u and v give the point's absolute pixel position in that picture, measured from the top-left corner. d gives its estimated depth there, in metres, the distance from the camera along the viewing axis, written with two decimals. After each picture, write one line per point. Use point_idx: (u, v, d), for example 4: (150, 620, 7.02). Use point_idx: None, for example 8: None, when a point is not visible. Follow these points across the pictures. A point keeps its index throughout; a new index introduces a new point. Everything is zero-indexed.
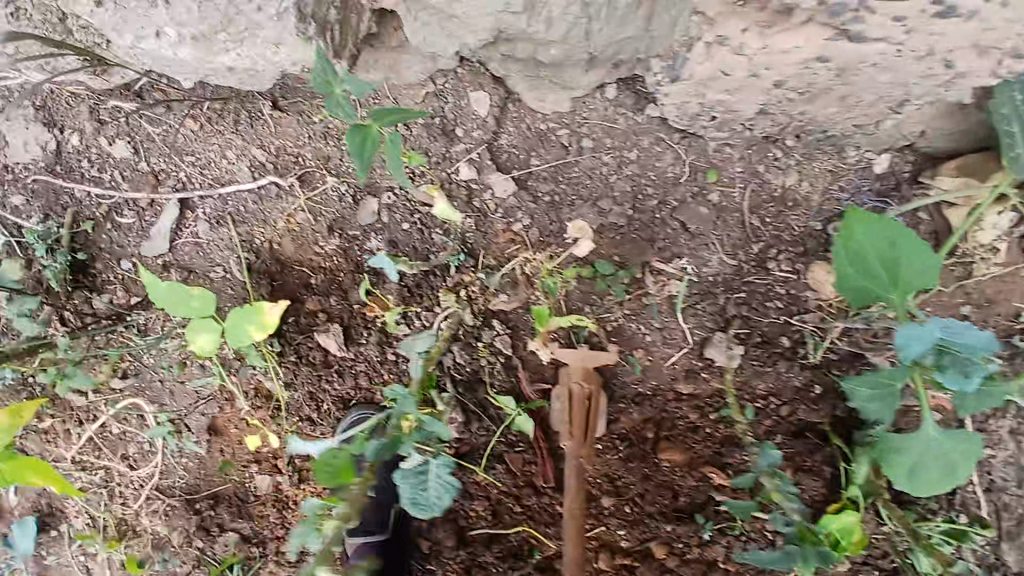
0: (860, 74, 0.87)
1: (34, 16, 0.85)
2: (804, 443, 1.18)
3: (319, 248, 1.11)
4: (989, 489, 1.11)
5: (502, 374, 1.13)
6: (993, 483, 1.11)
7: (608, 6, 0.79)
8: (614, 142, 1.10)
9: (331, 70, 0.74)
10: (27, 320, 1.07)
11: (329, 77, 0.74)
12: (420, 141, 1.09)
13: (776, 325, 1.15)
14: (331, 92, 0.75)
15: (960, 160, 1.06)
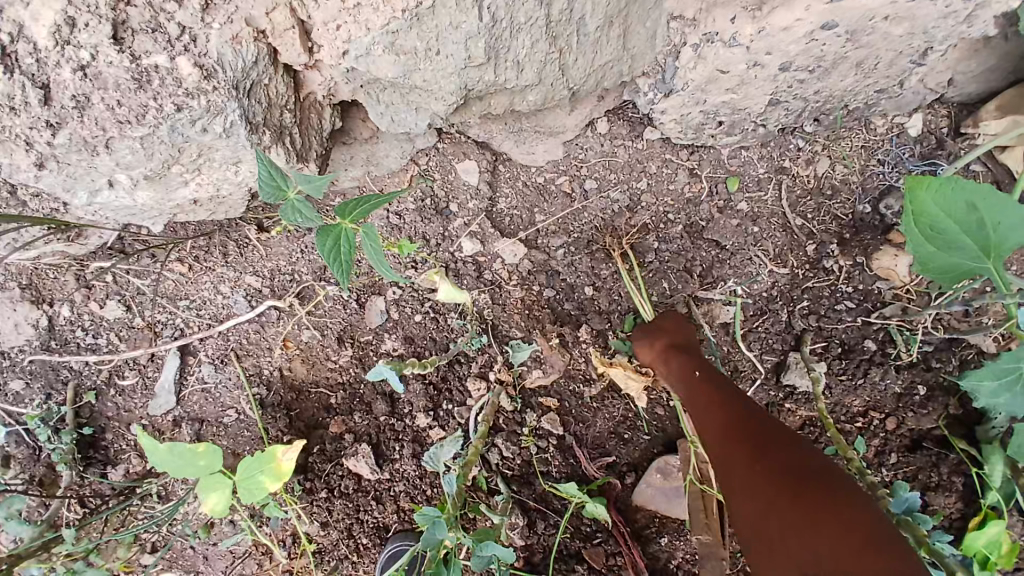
0: (874, 33, 0.76)
1: None
2: (923, 458, 0.98)
3: (333, 363, 1.02)
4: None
5: (559, 459, 0.99)
6: None
7: (579, 34, 0.72)
8: (620, 175, 1.01)
9: (280, 174, 0.67)
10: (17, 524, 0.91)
11: (280, 182, 0.67)
12: (413, 226, 1.00)
13: (856, 330, 0.97)
14: (286, 196, 0.68)
15: (1002, 100, 0.92)
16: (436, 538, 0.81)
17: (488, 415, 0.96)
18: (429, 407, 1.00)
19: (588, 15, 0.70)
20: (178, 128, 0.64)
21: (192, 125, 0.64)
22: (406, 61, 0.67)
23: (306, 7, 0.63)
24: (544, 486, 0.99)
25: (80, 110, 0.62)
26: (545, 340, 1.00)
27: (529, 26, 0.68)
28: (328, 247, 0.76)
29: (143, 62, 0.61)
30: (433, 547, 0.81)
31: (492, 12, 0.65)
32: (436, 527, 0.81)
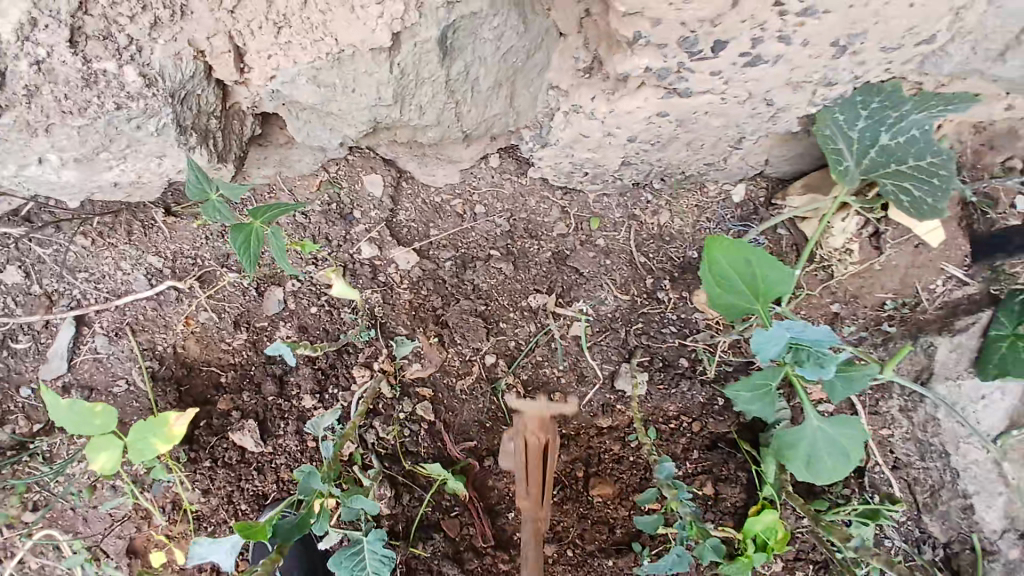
0: (698, 124, 0.98)
1: None
2: (717, 455, 1.21)
3: (227, 345, 1.10)
4: (896, 467, 1.22)
5: (428, 440, 1.15)
6: (898, 459, 1.22)
7: (473, 91, 0.89)
8: (505, 205, 1.20)
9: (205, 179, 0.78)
10: None
11: (205, 185, 0.79)
12: (316, 229, 1.13)
13: (672, 348, 1.21)
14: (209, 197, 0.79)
15: (806, 180, 1.21)
16: (311, 487, 0.94)
17: (367, 397, 1.09)
18: (315, 390, 1.11)
19: (480, 77, 0.88)
20: (112, 124, 0.75)
21: (126, 123, 0.75)
22: (325, 90, 0.80)
23: (243, 36, 0.75)
24: (409, 466, 1.13)
25: (29, 98, 0.72)
26: (426, 337, 1.15)
27: (431, 80, 0.83)
28: (239, 243, 0.90)
29: (93, 66, 0.71)
30: (308, 495, 0.93)
31: (401, 67, 0.79)
32: (311, 477, 0.94)
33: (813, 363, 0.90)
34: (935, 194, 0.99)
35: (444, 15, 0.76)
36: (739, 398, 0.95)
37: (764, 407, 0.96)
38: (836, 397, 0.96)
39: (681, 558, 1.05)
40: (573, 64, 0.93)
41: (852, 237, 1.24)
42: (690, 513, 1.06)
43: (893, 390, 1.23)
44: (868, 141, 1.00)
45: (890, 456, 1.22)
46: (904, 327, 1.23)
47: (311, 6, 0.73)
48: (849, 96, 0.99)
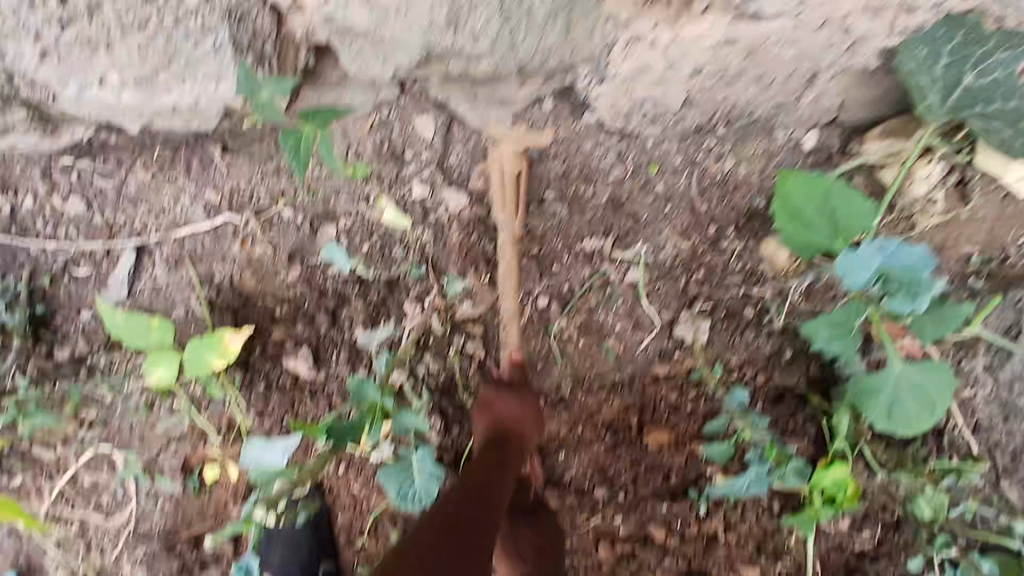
0: (767, 55, 0.93)
1: None
2: (781, 409, 1.17)
3: (282, 279, 1.13)
4: (977, 429, 1.14)
5: (479, 378, 1.15)
6: (979, 422, 1.14)
7: (527, 18, 0.84)
8: (558, 147, 1.14)
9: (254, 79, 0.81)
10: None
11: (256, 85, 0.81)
12: (371, 163, 1.12)
13: (738, 298, 1.17)
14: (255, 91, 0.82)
15: (889, 122, 1.12)
16: (365, 406, 1.02)
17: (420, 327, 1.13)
18: (368, 321, 1.13)
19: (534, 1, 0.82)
20: (173, 42, 0.77)
21: (185, 39, 0.77)
22: (379, 14, 0.79)
23: None
24: (461, 400, 1.15)
25: (91, 14, 0.74)
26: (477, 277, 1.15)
27: (484, 3, 0.80)
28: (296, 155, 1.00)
29: None
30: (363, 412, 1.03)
31: None
32: (365, 398, 1.01)
33: (906, 294, 0.98)
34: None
35: None
36: (819, 334, 1.02)
37: (843, 343, 1.02)
38: (920, 335, 1.02)
39: (758, 479, 1.14)
40: None
41: (938, 184, 1.11)
42: (768, 437, 1.15)
43: (978, 347, 1.13)
44: (950, 80, 0.93)
45: (970, 416, 1.14)
46: (993, 281, 1.14)
47: None
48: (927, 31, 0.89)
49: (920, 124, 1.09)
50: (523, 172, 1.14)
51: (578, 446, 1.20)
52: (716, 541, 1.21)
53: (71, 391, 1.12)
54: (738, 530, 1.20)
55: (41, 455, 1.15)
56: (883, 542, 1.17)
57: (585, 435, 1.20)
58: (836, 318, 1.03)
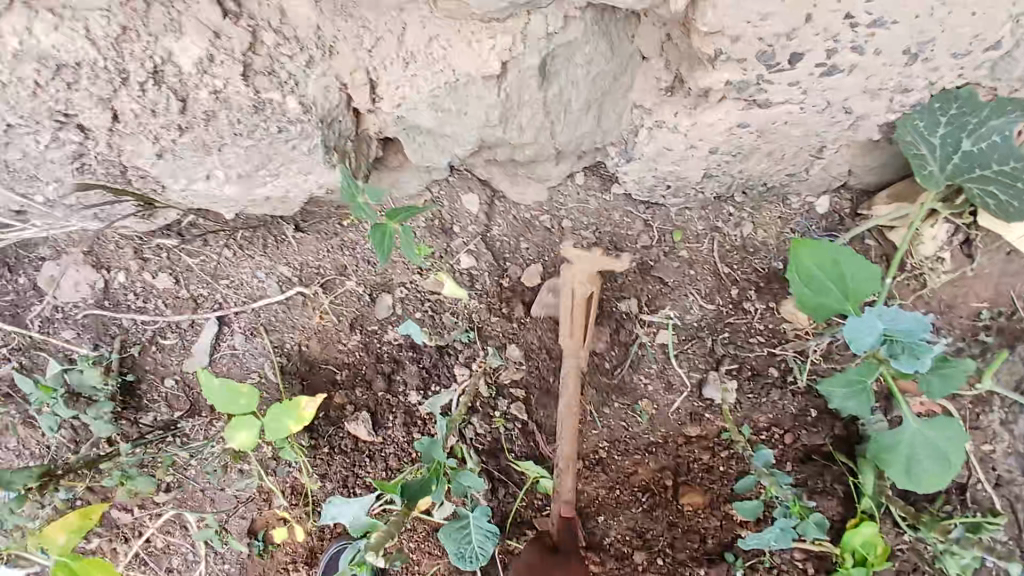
0: (777, 133, 1.04)
1: (97, 168, 0.97)
2: (812, 467, 1.19)
3: (342, 345, 1.23)
4: (1000, 484, 1.19)
5: (521, 439, 1.23)
6: (1000, 477, 1.19)
7: (566, 111, 0.99)
8: (591, 219, 1.28)
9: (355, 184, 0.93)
10: (99, 422, 1.17)
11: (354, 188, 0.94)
12: (428, 241, 1.25)
13: (763, 358, 1.23)
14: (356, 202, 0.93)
15: (893, 189, 1.22)
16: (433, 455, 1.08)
17: (470, 391, 1.20)
18: (419, 387, 1.22)
19: (572, 98, 0.98)
20: (273, 144, 0.93)
21: (285, 143, 0.92)
22: (442, 115, 0.93)
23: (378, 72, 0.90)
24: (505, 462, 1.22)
25: (207, 121, 0.90)
26: (517, 342, 1.24)
27: (530, 102, 0.95)
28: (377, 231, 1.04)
29: (262, 95, 0.88)
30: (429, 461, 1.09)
31: (506, 91, 0.91)
32: (434, 447, 1.08)
33: (912, 355, 0.96)
34: (1019, 198, 1.00)
35: (545, 44, 0.87)
36: (834, 394, 1.01)
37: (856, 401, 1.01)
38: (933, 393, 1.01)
39: (783, 534, 1.10)
40: (655, 84, 1.02)
41: (943, 245, 1.21)
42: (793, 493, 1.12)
43: (996, 403, 1.20)
44: (949, 146, 1.02)
45: (991, 473, 1.19)
46: (1002, 337, 1.21)
47: (434, 43, 0.86)
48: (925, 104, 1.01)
49: (925, 188, 1.18)
50: (592, 297, 1.22)
51: (618, 508, 1.23)
52: None
53: (162, 451, 1.21)
54: None
55: (120, 518, 1.23)
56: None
57: (620, 498, 1.23)
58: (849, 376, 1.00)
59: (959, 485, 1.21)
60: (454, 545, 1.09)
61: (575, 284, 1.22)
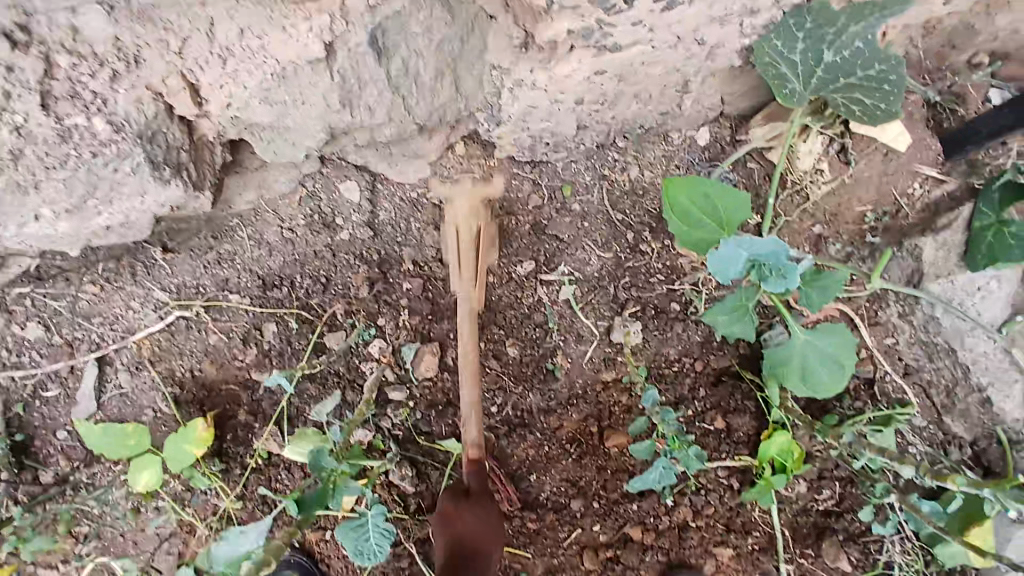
0: (637, 75, 1.03)
1: None
2: (723, 389, 1.24)
3: (240, 362, 1.17)
4: (908, 373, 1.27)
5: (441, 421, 1.18)
6: (908, 365, 1.27)
7: (417, 83, 0.93)
8: (478, 187, 1.23)
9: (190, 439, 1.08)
10: None
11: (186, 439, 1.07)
12: (304, 237, 1.18)
13: (663, 294, 1.24)
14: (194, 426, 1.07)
15: (765, 110, 1.23)
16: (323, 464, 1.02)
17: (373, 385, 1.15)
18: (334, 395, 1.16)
19: (421, 69, 0.92)
20: (93, 171, 0.85)
21: (105, 168, 0.85)
22: (277, 108, 0.88)
23: (194, 73, 0.83)
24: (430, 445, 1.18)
25: (15, 160, 0.81)
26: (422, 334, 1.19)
27: (373, 81, 0.89)
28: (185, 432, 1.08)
29: (65, 123, 0.81)
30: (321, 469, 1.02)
31: (342, 73, 0.86)
32: (320, 456, 1.02)
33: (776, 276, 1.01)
34: (885, 100, 1.04)
35: (369, 19, 0.81)
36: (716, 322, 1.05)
37: (741, 325, 1.05)
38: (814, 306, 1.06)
39: (666, 472, 1.15)
40: (508, 42, 0.96)
41: (820, 156, 1.23)
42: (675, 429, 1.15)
43: (888, 297, 1.26)
44: (812, 60, 1.04)
45: (898, 363, 1.27)
46: (888, 236, 1.25)
47: (247, 33, 0.79)
48: (781, 21, 1.03)
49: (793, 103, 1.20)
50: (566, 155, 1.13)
51: (546, 462, 1.23)
52: (688, 529, 1.22)
53: (58, 509, 1.14)
54: (706, 513, 1.22)
55: None
56: (843, 496, 1.23)
57: (552, 454, 1.23)
58: (728, 303, 1.04)
59: (866, 380, 1.28)
60: (353, 544, 1.02)
61: (461, 224, 1.18)
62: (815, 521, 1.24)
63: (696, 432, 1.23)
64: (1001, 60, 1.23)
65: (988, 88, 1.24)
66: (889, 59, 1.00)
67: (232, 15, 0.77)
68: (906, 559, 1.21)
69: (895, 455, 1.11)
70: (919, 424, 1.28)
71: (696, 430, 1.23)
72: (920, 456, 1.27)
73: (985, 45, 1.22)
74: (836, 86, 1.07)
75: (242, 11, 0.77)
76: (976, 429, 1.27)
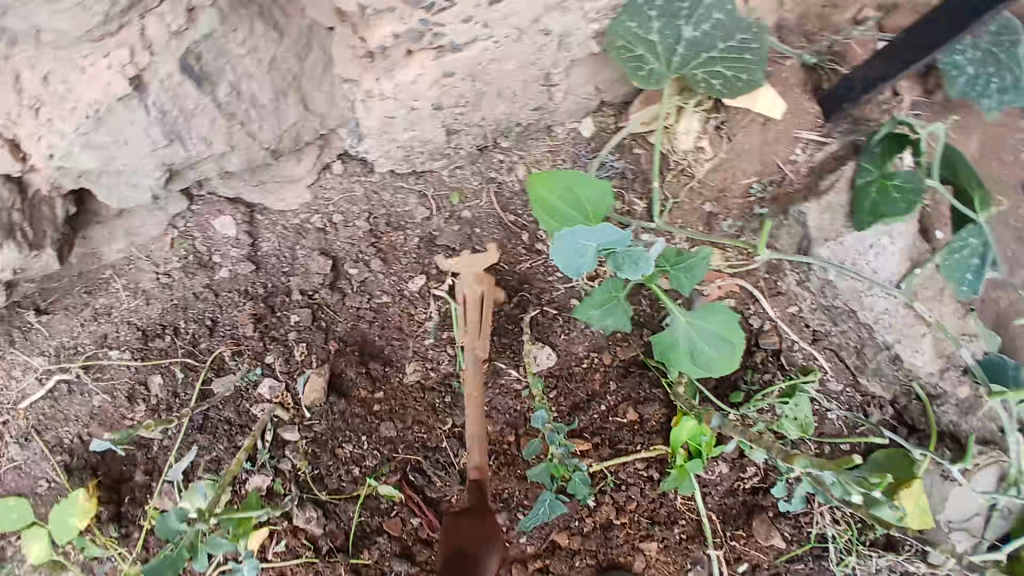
0: (491, 73, 1.03)
1: None
2: (632, 381, 1.21)
3: (131, 420, 1.12)
4: (817, 340, 1.26)
5: (336, 453, 1.14)
6: (816, 332, 1.26)
7: (255, 105, 0.93)
8: (362, 207, 1.19)
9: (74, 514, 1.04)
10: None
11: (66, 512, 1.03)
12: (180, 281, 1.14)
13: (563, 293, 1.22)
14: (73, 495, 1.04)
15: (641, 96, 1.23)
16: (169, 527, 0.98)
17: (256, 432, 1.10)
18: (224, 445, 1.12)
19: (256, 91, 0.92)
20: None
21: None
22: (100, 151, 0.87)
23: (10, 128, 0.84)
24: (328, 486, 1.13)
25: None
26: (315, 367, 1.14)
27: (200, 109, 0.88)
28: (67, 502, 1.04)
29: None
30: (170, 532, 0.98)
31: (159, 106, 0.86)
32: (166, 519, 0.98)
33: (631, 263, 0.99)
34: (744, 71, 1.05)
35: (177, 45, 0.82)
36: (592, 317, 1.04)
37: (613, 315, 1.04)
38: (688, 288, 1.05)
39: (552, 505, 1.10)
40: (353, 53, 0.97)
41: (699, 134, 1.24)
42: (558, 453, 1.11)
43: (784, 266, 1.25)
44: (671, 38, 1.04)
45: (806, 331, 1.26)
46: (776, 205, 1.24)
47: (51, 79, 0.80)
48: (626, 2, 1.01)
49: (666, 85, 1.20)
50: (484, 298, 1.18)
51: (464, 476, 1.16)
52: (613, 528, 1.17)
53: None
54: (630, 509, 1.18)
55: None
56: (767, 470, 1.21)
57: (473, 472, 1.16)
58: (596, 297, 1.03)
59: (774, 351, 1.27)
60: None
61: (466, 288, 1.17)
62: (744, 501, 1.21)
63: (611, 427, 1.20)
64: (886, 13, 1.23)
65: (875, 41, 1.23)
66: (751, 29, 1.02)
67: (33, 63, 0.79)
68: (838, 529, 1.19)
69: (783, 453, 1.08)
70: (835, 387, 1.27)
71: (611, 424, 1.20)
72: (840, 421, 1.26)
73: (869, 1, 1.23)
74: (696, 63, 1.07)
75: (43, 58, 0.79)
76: (895, 388, 1.26)
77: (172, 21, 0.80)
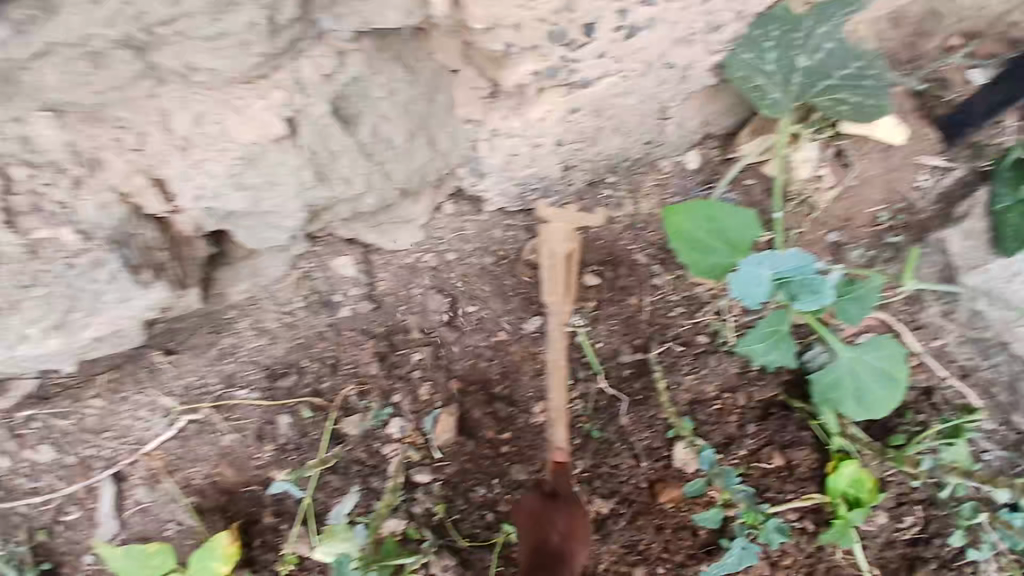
0: (613, 108, 1.01)
1: None
2: (774, 423, 1.14)
3: (258, 461, 1.12)
4: (966, 374, 1.15)
5: (476, 502, 1.13)
6: (964, 366, 1.15)
7: (391, 149, 0.95)
8: (474, 245, 1.17)
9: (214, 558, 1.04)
10: None
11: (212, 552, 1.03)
12: (302, 319, 1.14)
13: (690, 328, 1.15)
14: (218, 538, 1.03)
15: (752, 126, 1.17)
16: None
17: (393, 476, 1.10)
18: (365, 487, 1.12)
19: (392, 133, 0.93)
20: (74, 284, 0.88)
21: (83, 280, 0.88)
22: (251, 192, 0.90)
23: (162, 171, 0.88)
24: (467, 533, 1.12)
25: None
26: (448, 410, 1.14)
27: (344, 151, 0.91)
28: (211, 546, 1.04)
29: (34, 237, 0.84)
30: None
31: (310, 147, 0.88)
32: None
33: (806, 292, 0.98)
34: (871, 95, 0.99)
35: (328, 88, 0.84)
36: (755, 350, 1.01)
37: (777, 350, 1.01)
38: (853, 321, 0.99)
39: (746, 552, 1.06)
40: (477, 93, 0.96)
41: (819, 162, 1.17)
42: (744, 500, 1.07)
43: (925, 298, 1.15)
44: (786, 68, 0.99)
45: (953, 366, 1.15)
46: (910, 233, 1.15)
47: (203, 118, 0.82)
48: (746, 35, 0.97)
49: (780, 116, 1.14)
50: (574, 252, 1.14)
51: (599, 526, 1.13)
52: None
53: None
54: (785, 564, 1.13)
55: None
56: (928, 519, 1.13)
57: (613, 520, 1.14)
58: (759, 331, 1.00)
59: (924, 390, 1.16)
60: None
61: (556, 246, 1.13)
62: (903, 552, 1.13)
63: (756, 475, 1.13)
64: (975, 40, 1.14)
65: (965, 70, 1.14)
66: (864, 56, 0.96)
67: (184, 103, 0.81)
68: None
69: None
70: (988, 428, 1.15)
71: (755, 472, 1.13)
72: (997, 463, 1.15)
73: (955, 27, 1.14)
74: (817, 89, 1.02)
75: (193, 98, 0.81)
76: None
77: (325, 64, 0.83)
